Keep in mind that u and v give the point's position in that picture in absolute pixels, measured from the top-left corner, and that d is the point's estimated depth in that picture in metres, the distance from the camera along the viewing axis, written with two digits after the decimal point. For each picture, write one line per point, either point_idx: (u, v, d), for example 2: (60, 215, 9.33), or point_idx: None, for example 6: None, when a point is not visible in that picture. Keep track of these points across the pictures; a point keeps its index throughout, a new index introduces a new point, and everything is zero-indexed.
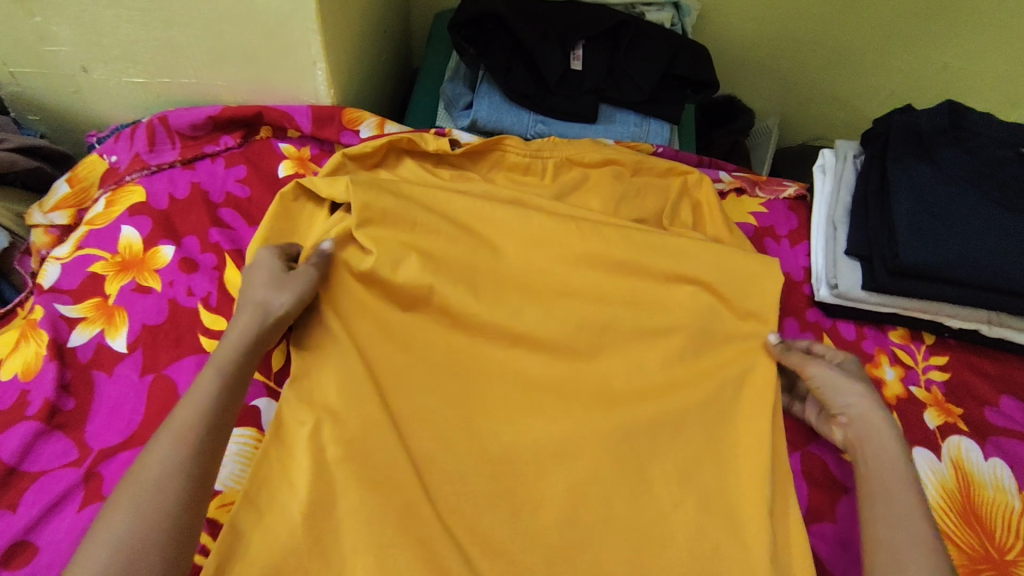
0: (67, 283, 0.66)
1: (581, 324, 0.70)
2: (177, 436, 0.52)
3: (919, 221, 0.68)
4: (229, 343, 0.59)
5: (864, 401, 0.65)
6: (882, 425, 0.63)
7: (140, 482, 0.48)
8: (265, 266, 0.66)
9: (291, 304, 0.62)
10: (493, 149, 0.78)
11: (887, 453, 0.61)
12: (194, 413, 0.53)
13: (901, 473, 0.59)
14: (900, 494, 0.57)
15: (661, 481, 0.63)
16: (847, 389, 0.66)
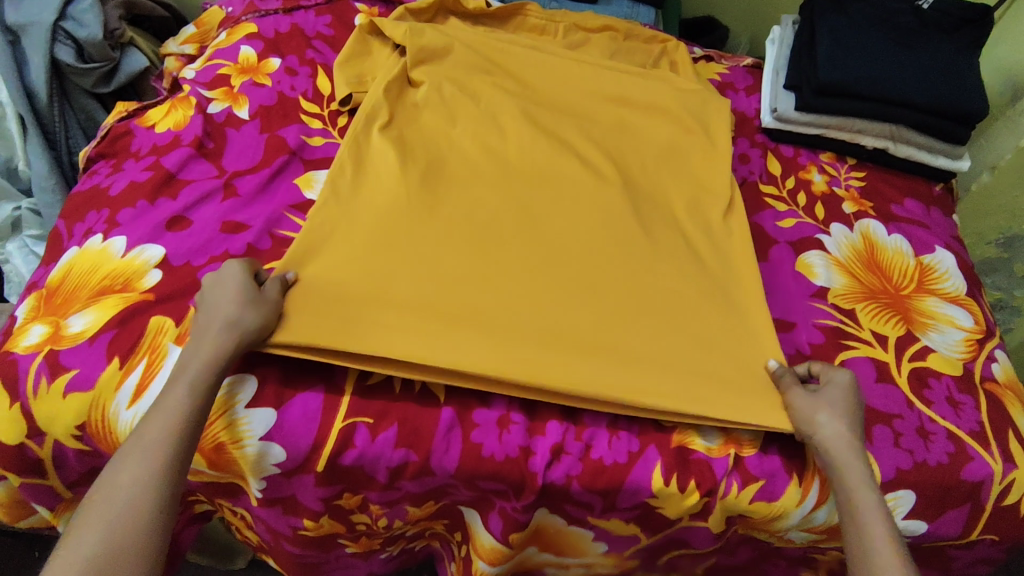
0: (203, 78, 0.90)
1: (583, 125, 0.91)
2: (147, 464, 0.55)
3: (834, 54, 0.92)
4: (196, 371, 0.59)
5: (831, 429, 0.65)
6: (846, 453, 0.64)
7: (96, 508, 0.54)
8: (227, 288, 0.64)
9: (263, 326, 0.63)
10: (517, 14, 1.02)
11: (845, 474, 0.63)
12: (164, 437, 0.56)
13: (872, 504, 0.61)
14: (870, 526, 0.60)
15: (641, 220, 0.82)
16: (814, 417, 0.66)
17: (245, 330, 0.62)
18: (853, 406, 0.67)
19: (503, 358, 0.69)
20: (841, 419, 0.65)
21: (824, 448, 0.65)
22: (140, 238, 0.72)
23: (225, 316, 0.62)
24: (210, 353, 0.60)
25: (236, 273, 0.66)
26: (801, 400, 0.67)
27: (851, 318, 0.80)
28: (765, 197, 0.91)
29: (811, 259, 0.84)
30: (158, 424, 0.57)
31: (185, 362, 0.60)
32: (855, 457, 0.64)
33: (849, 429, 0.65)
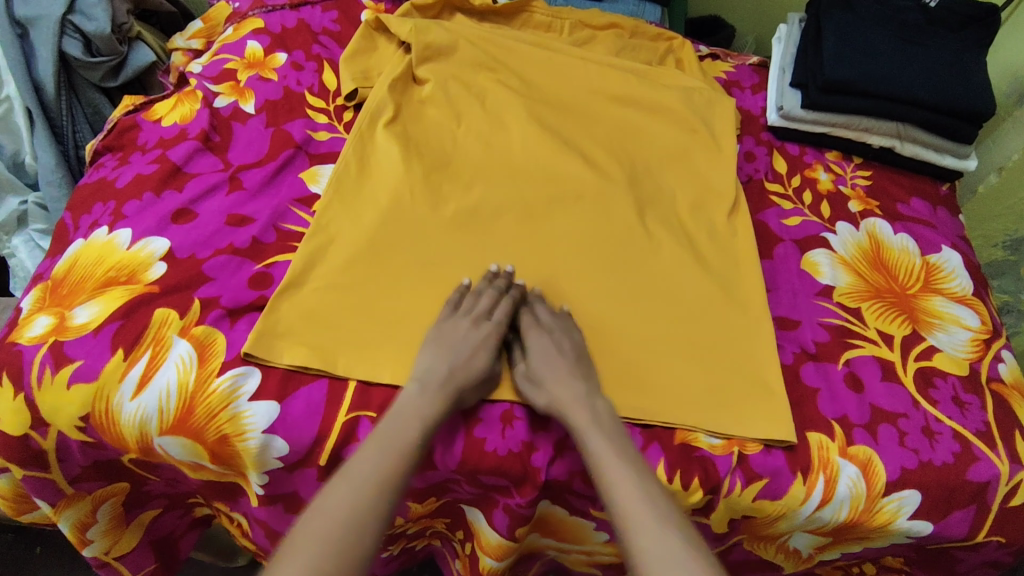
0: (209, 73, 0.90)
1: (588, 121, 0.91)
2: (368, 485, 0.56)
3: (841, 51, 0.91)
4: (432, 410, 0.61)
5: (557, 389, 0.64)
6: (572, 409, 0.62)
7: (318, 531, 0.53)
8: (463, 337, 0.66)
9: (487, 376, 0.66)
10: (523, 10, 1.02)
11: (585, 432, 0.61)
12: (395, 463, 0.57)
13: (615, 461, 0.59)
14: (614, 485, 0.57)
15: (644, 218, 0.82)
16: (538, 380, 0.65)
17: (467, 400, 0.64)
18: (574, 363, 0.66)
19: (506, 354, 0.69)
20: (569, 377, 0.64)
21: (563, 413, 0.63)
22: (145, 230, 0.72)
23: (461, 365, 0.64)
24: (440, 407, 0.61)
25: (481, 327, 0.67)
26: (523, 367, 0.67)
27: (857, 317, 0.79)
28: (771, 195, 0.91)
29: (816, 257, 0.84)
30: (387, 455, 0.57)
31: (421, 402, 0.61)
32: (590, 417, 0.62)
33: (581, 389, 0.64)
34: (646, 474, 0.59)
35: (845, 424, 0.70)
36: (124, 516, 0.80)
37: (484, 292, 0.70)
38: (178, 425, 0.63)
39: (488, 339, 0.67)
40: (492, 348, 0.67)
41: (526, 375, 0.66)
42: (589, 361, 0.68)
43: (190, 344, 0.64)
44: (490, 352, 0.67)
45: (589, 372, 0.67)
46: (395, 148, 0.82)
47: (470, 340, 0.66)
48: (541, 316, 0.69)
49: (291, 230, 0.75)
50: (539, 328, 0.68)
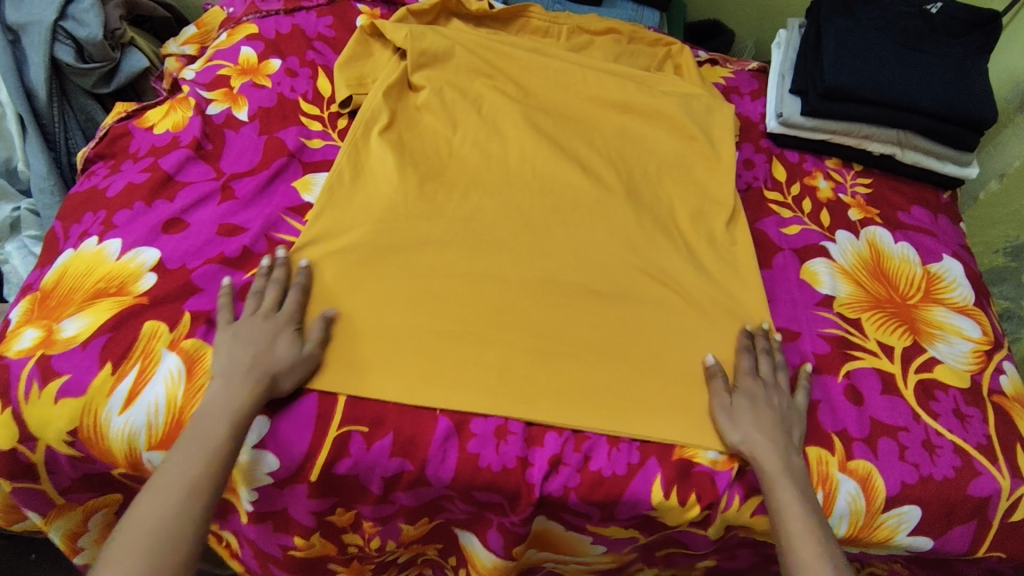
0: (202, 79, 0.89)
1: (585, 129, 0.90)
2: (169, 491, 0.55)
3: (841, 58, 0.90)
4: (223, 404, 0.59)
5: (755, 434, 0.64)
6: (768, 455, 0.64)
7: (130, 544, 0.52)
8: (264, 328, 0.63)
9: (295, 365, 0.63)
10: (520, 15, 1.01)
11: (775, 480, 0.62)
12: (204, 464, 0.56)
13: (796, 503, 0.61)
14: (793, 524, 0.60)
15: (643, 227, 0.81)
16: (733, 419, 0.66)
17: (283, 384, 0.62)
18: (779, 412, 0.67)
19: (501, 368, 0.67)
20: (759, 425, 0.65)
21: (753, 457, 0.64)
22: (135, 241, 0.71)
23: (262, 357, 0.61)
24: (246, 398, 0.59)
25: (270, 318, 0.64)
26: (724, 402, 0.67)
27: (857, 328, 0.78)
28: (770, 203, 0.90)
29: (816, 267, 0.83)
30: (201, 458, 0.56)
31: (224, 399, 0.59)
32: (779, 459, 0.64)
33: (782, 439, 0.65)
34: (827, 532, 0.60)
35: (845, 439, 0.69)
36: (115, 526, 0.79)
37: (265, 286, 0.67)
38: (165, 441, 0.62)
39: (283, 325, 0.64)
40: (295, 335, 0.64)
41: (728, 409, 0.66)
42: (802, 417, 0.68)
43: (180, 357, 0.63)
44: (290, 340, 0.63)
45: (793, 424, 0.67)
46: (390, 156, 0.81)
47: (253, 330, 0.63)
48: (755, 365, 0.70)
49: (284, 240, 0.74)
50: (750, 372, 0.69)
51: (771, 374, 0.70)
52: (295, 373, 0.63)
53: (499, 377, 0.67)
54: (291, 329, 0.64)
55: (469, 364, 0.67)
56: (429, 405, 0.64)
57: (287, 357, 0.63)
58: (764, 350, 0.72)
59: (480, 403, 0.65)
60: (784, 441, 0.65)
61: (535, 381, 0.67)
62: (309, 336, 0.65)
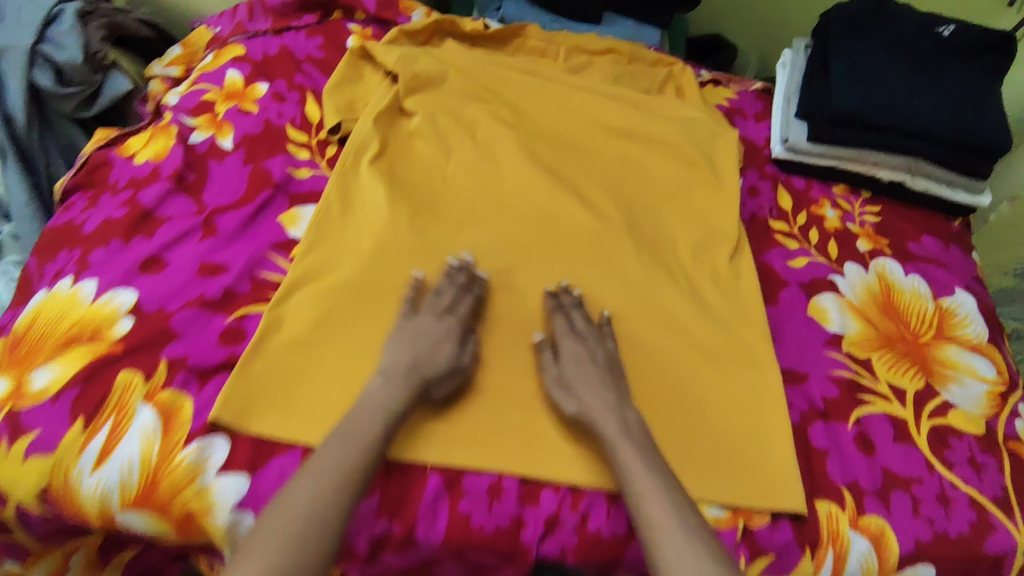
0: (185, 104, 0.86)
1: (584, 156, 0.87)
2: (322, 480, 0.56)
3: (849, 82, 0.86)
4: (391, 401, 0.61)
5: (590, 399, 0.63)
6: (604, 418, 0.62)
7: (277, 522, 0.54)
8: (428, 332, 0.66)
9: (451, 369, 0.64)
10: (517, 35, 0.98)
11: (613, 442, 0.60)
12: (358, 456, 0.57)
13: (640, 461, 0.59)
14: (640, 484, 0.58)
15: (643, 262, 0.78)
16: (566, 386, 0.65)
17: (435, 392, 0.64)
18: (598, 370, 0.66)
19: (495, 419, 0.64)
20: (595, 389, 0.64)
21: (595, 423, 0.62)
22: (112, 281, 0.68)
23: (421, 358, 0.63)
24: (403, 398, 0.61)
25: (441, 322, 0.66)
26: (551, 370, 0.66)
27: (867, 369, 0.75)
28: (775, 233, 0.87)
29: (823, 302, 0.80)
30: (351, 450, 0.57)
31: (383, 396, 0.61)
32: (615, 419, 0.62)
33: (612, 399, 0.63)
34: (676, 491, 0.59)
35: (855, 491, 0.66)
36: (100, 561, 0.74)
37: (444, 286, 0.69)
38: (140, 500, 0.58)
39: (450, 332, 0.66)
40: (451, 339, 0.66)
41: (558, 378, 0.65)
42: (622, 369, 0.68)
43: (155, 411, 0.60)
44: (450, 347, 0.65)
45: (617, 379, 0.66)
46: (380, 187, 0.78)
47: (417, 331, 0.66)
48: (574, 321, 0.69)
49: (269, 279, 0.71)
50: (574, 334, 0.68)
51: (581, 330, 0.68)
52: (450, 377, 0.64)
53: (476, 435, 0.63)
54: (455, 333, 0.66)
55: (462, 415, 0.64)
56: (420, 461, 0.61)
57: (440, 359, 0.64)
58: (568, 304, 0.71)
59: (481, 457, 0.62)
60: (616, 400, 0.64)
61: (531, 433, 0.64)
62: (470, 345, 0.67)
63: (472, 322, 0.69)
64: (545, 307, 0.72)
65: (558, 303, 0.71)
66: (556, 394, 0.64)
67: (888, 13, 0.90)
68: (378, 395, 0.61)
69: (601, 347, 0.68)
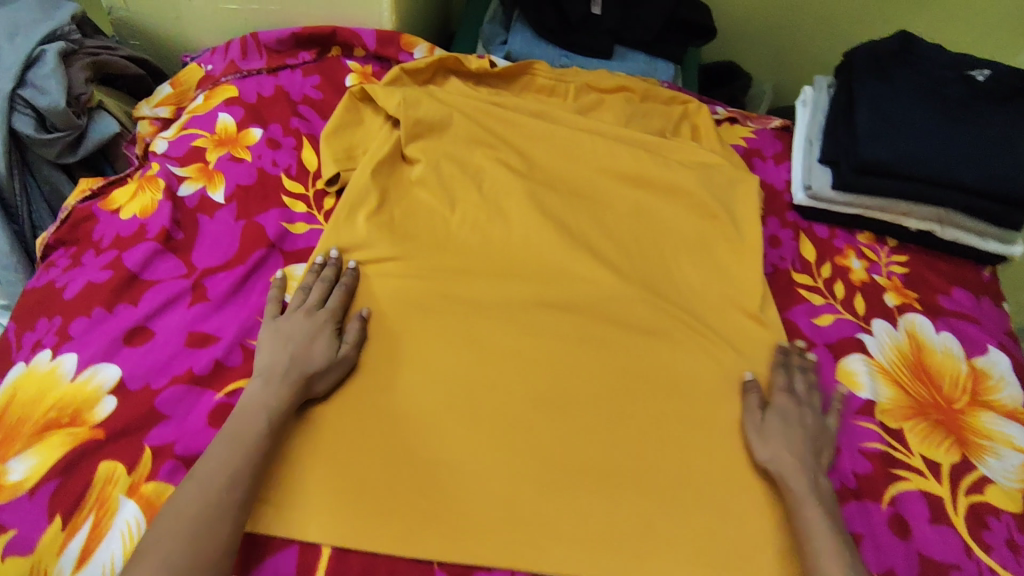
0: (174, 152, 0.81)
1: (595, 206, 0.82)
2: (204, 483, 0.52)
3: (876, 129, 0.82)
4: (263, 399, 0.58)
5: (786, 452, 0.62)
6: (800, 473, 0.61)
7: (166, 533, 0.49)
8: (304, 330, 0.64)
9: (331, 362, 0.63)
10: (524, 72, 0.93)
11: (800, 499, 0.59)
12: (242, 456, 0.55)
13: (822, 518, 0.58)
14: (817, 535, 0.56)
15: (662, 326, 0.73)
16: (762, 437, 0.64)
17: (317, 387, 0.62)
18: (807, 431, 0.65)
19: (505, 509, 0.59)
20: (794, 447, 0.63)
21: (783, 477, 0.61)
22: (93, 356, 0.63)
23: (296, 355, 0.62)
24: (286, 396, 0.59)
25: (312, 317, 0.65)
26: (761, 418, 0.65)
27: (900, 441, 0.71)
28: (798, 287, 0.82)
29: (852, 365, 0.76)
30: (237, 453, 0.55)
31: (260, 396, 0.59)
32: (807, 476, 0.61)
33: (807, 460, 0.62)
34: (853, 554, 0.56)
35: None
36: None
37: (317, 283, 0.69)
38: None
39: (321, 325, 0.65)
40: (328, 332, 0.65)
41: (758, 426, 0.65)
42: (823, 440, 0.66)
43: (138, 505, 0.55)
44: (327, 340, 0.64)
45: (819, 448, 0.65)
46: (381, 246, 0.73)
47: (292, 330, 0.64)
48: (796, 382, 0.69)
49: (261, 350, 0.66)
50: (788, 393, 0.68)
51: (806, 394, 0.69)
52: (330, 371, 0.63)
53: (358, 447, 0.61)
54: (331, 328, 0.65)
55: (468, 505, 0.59)
56: (422, 557, 0.56)
57: (318, 354, 0.63)
58: (799, 367, 0.71)
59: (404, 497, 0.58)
60: (812, 462, 0.63)
61: (544, 525, 0.59)
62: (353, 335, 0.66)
63: (345, 314, 0.68)
64: (778, 359, 0.72)
65: (791, 361, 0.71)
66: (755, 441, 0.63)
67: (918, 55, 0.87)
68: (254, 397, 0.59)
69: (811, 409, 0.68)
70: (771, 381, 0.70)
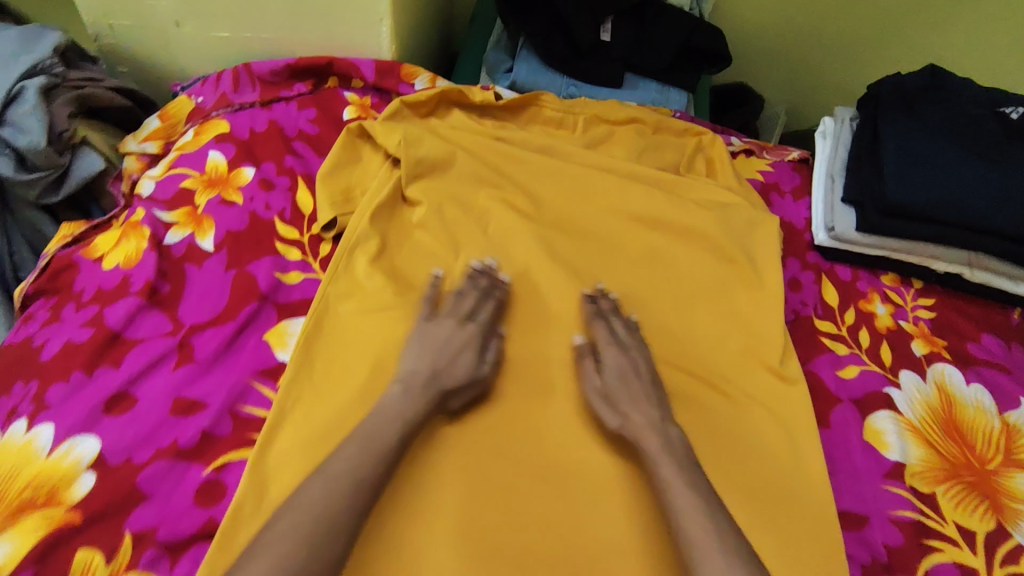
0: (161, 194, 0.77)
1: (606, 248, 0.77)
2: (337, 479, 0.49)
3: (904, 167, 0.78)
4: (412, 404, 0.55)
5: (636, 411, 0.58)
6: (652, 431, 0.57)
7: (292, 526, 0.46)
8: (450, 340, 0.61)
9: (472, 377, 0.60)
10: (531, 104, 0.89)
11: (655, 458, 0.55)
12: (380, 458, 0.51)
13: (679, 472, 0.54)
14: (671, 490, 0.52)
15: (682, 382, 0.68)
16: (611, 402, 0.60)
17: (453, 403, 0.59)
18: (651, 382, 0.62)
19: None
20: (643, 404, 0.59)
21: (635, 439, 0.57)
22: (71, 428, 0.59)
23: (444, 362, 0.59)
24: (425, 404, 0.56)
25: (463, 328, 0.62)
26: (606, 377, 0.61)
27: (932, 507, 0.67)
28: (821, 335, 0.78)
29: (880, 422, 0.71)
30: (370, 457, 0.51)
31: (405, 399, 0.56)
32: (662, 433, 0.57)
33: (656, 415, 0.58)
34: (715, 502, 0.52)
35: None
36: None
37: (466, 290, 0.66)
38: None
39: (471, 339, 0.62)
40: (470, 343, 0.62)
41: (598, 390, 0.61)
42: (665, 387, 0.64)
43: None
44: (472, 355, 0.61)
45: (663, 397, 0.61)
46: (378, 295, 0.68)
47: (440, 338, 0.61)
48: (615, 328, 0.66)
49: (250, 417, 0.61)
50: (616, 343, 0.64)
51: (617, 340, 0.65)
52: (468, 384, 0.59)
53: (434, 486, 0.55)
54: (479, 340, 0.62)
55: None
56: None
57: (462, 366, 0.60)
58: (609, 311, 0.67)
59: (494, 527, 0.54)
60: (664, 416, 0.59)
61: None
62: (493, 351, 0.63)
63: (492, 329, 0.65)
64: (587, 312, 0.68)
65: (599, 310, 0.68)
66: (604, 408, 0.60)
67: (947, 92, 0.84)
68: (395, 398, 0.56)
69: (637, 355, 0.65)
70: (595, 335, 0.66)
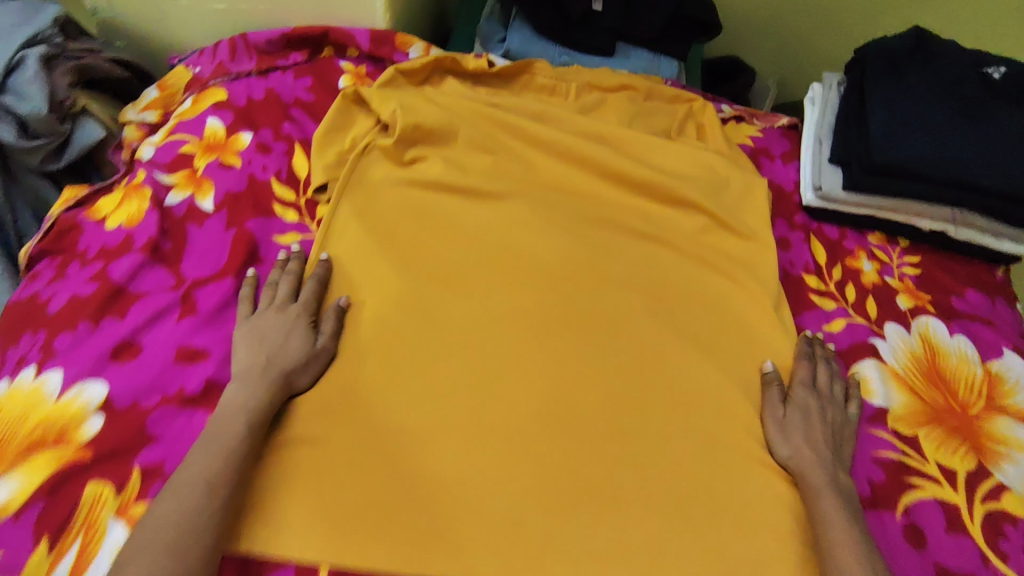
0: (163, 158, 0.78)
1: (599, 208, 0.79)
2: (185, 493, 0.50)
3: (890, 129, 0.80)
4: (246, 397, 0.56)
5: (806, 449, 0.61)
6: (820, 470, 0.60)
7: (149, 544, 0.47)
8: (282, 328, 0.62)
9: (307, 357, 0.61)
10: (524, 71, 0.91)
11: (820, 492, 0.58)
12: (224, 461, 0.52)
13: (838, 505, 0.57)
14: (830, 526, 0.56)
15: (674, 332, 0.69)
16: (789, 433, 0.63)
17: (298, 381, 0.60)
18: (831, 426, 0.64)
19: (509, 531, 0.55)
20: (813, 442, 0.62)
21: (801, 471, 0.60)
22: (79, 373, 0.61)
23: (276, 350, 0.60)
24: (264, 396, 0.57)
25: (289, 313, 0.64)
26: (786, 413, 0.64)
27: (914, 448, 0.69)
28: (810, 290, 0.80)
29: (865, 371, 0.73)
30: (217, 457, 0.52)
31: (241, 390, 0.57)
32: (829, 470, 0.60)
33: (829, 454, 0.61)
34: (874, 543, 0.55)
35: None
36: None
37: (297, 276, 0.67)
38: None
39: (296, 318, 0.63)
40: (303, 325, 0.63)
41: (781, 419, 0.64)
42: (847, 434, 0.65)
43: (127, 527, 0.53)
44: (303, 335, 0.62)
45: (839, 444, 0.64)
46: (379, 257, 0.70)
47: (271, 325, 0.63)
48: (817, 373, 0.68)
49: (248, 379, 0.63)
50: (808, 387, 0.66)
51: (828, 387, 0.68)
52: (307, 362, 0.61)
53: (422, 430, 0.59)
54: (312, 320, 0.64)
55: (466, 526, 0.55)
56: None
57: (294, 348, 0.61)
58: (822, 358, 0.71)
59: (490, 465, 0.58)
60: (832, 460, 0.61)
61: (549, 543, 0.55)
62: (331, 327, 0.64)
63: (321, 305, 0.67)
64: (799, 349, 0.70)
65: (812, 352, 0.70)
66: (777, 434, 0.63)
67: (933, 54, 0.86)
68: (232, 394, 0.57)
69: (835, 403, 0.67)
70: (794, 373, 0.68)
